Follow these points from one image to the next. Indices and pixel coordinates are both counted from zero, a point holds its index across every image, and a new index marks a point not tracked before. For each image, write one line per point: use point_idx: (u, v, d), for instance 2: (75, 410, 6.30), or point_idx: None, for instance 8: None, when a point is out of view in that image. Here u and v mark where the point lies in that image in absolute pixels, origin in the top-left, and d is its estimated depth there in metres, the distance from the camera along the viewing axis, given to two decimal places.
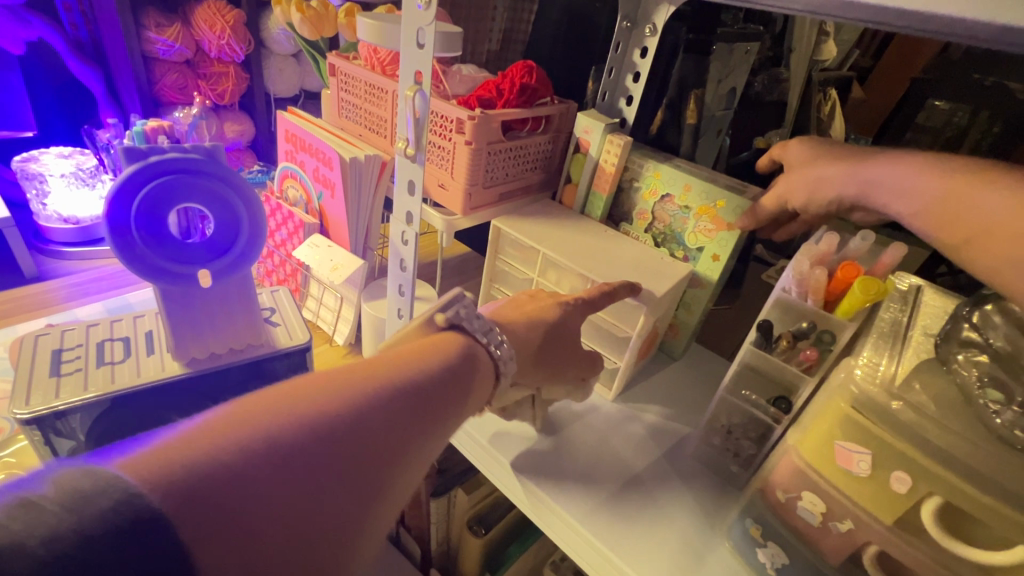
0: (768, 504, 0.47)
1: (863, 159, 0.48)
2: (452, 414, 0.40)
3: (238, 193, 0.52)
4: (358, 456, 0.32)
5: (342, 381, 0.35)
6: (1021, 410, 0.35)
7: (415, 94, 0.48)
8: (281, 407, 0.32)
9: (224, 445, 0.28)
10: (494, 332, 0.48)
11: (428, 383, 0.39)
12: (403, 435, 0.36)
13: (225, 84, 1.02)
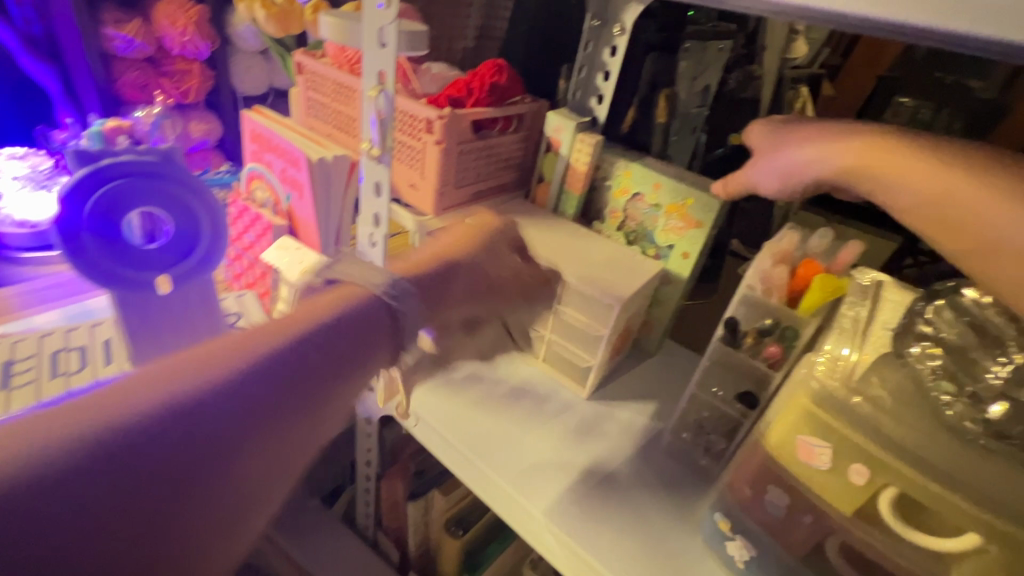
0: (735, 498, 0.48)
1: (853, 141, 0.37)
2: (346, 369, 0.41)
3: (198, 198, 0.51)
4: (231, 429, 0.34)
5: (220, 353, 0.37)
6: (971, 403, 0.37)
7: (378, 94, 0.47)
8: (159, 384, 0.34)
9: (89, 423, 0.31)
10: (401, 283, 0.43)
11: (314, 344, 0.39)
12: (277, 406, 0.37)
13: (189, 82, 0.98)
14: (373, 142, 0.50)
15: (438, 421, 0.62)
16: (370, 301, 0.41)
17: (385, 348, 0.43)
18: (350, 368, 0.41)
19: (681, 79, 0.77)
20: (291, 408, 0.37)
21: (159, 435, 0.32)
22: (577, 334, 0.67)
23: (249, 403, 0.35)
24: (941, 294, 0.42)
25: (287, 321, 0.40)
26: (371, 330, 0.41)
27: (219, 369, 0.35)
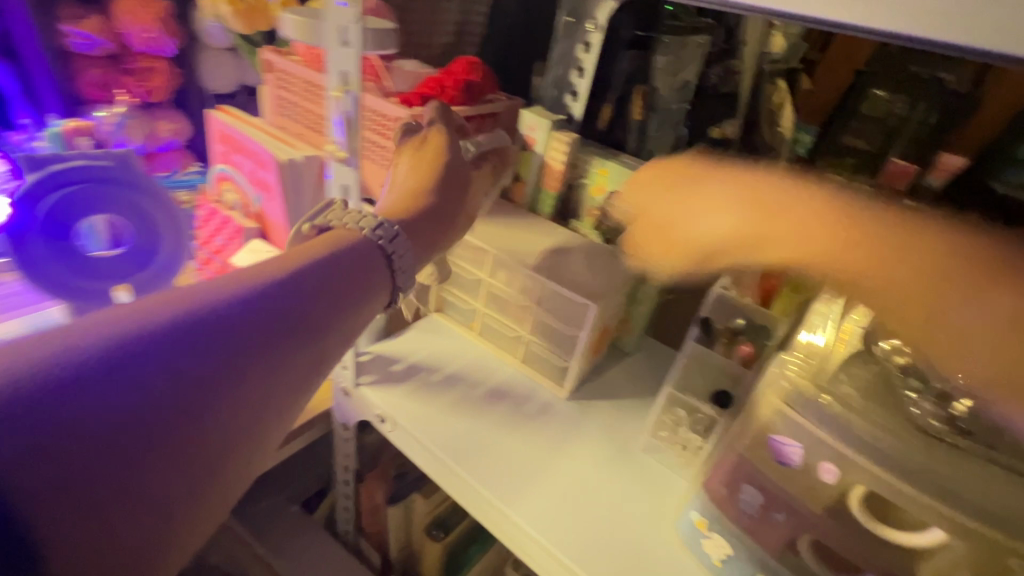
0: (708, 497, 0.48)
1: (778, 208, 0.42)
2: (346, 299, 0.42)
3: (155, 203, 0.52)
4: (233, 351, 0.34)
5: (221, 283, 0.37)
6: (937, 401, 0.39)
7: (343, 95, 0.46)
8: (142, 312, 0.33)
9: (78, 337, 0.30)
10: (387, 225, 0.47)
11: (314, 275, 0.41)
12: (284, 329, 0.37)
13: (154, 80, 0.95)
14: (339, 145, 0.49)
15: (413, 424, 0.61)
16: (362, 242, 0.45)
17: (381, 286, 0.46)
18: (351, 300, 0.43)
19: (663, 75, 0.74)
20: (297, 330, 0.38)
21: (170, 347, 0.32)
22: (555, 336, 0.67)
23: (257, 323, 0.36)
24: None
25: (285, 258, 0.41)
26: (364, 266, 0.45)
27: (226, 293, 0.36)
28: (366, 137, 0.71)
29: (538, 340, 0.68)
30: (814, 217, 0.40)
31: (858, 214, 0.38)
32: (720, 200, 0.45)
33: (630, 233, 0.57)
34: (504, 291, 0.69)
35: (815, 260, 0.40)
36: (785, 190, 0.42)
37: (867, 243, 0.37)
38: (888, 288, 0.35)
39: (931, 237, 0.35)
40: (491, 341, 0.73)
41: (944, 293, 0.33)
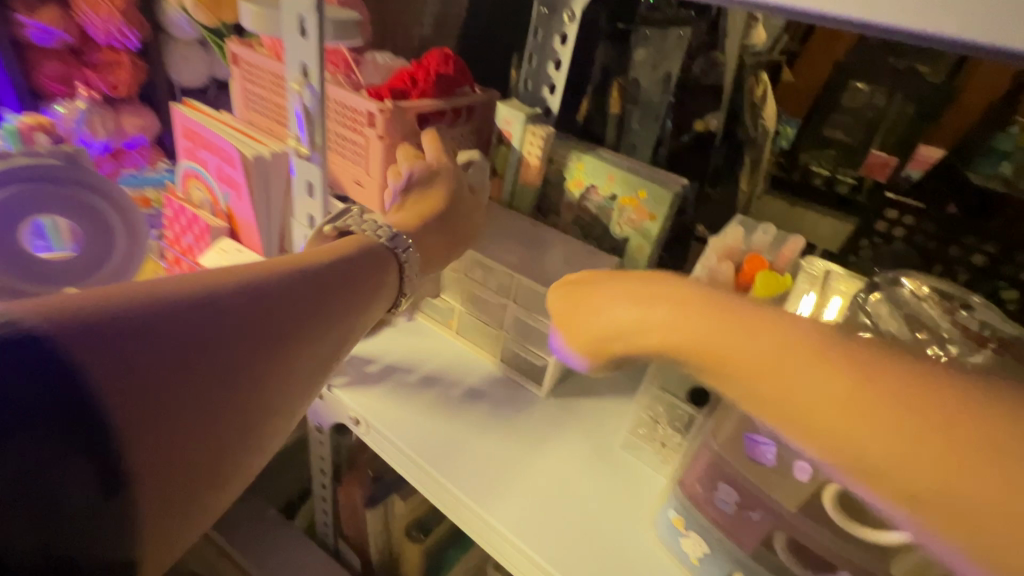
0: (683, 495, 0.48)
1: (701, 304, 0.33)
2: (365, 296, 0.48)
3: (105, 200, 0.57)
4: (262, 326, 0.39)
5: (272, 266, 0.42)
6: None
7: (303, 88, 0.44)
8: (193, 281, 0.37)
9: (138, 295, 0.34)
10: (400, 236, 0.52)
11: (345, 271, 0.46)
12: (316, 315, 0.43)
13: (118, 73, 0.90)
14: (302, 141, 0.48)
15: (388, 427, 0.60)
16: (376, 247, 0.50)
17: (390, 286, 0.51)
18: (369, 296, 0.49)
19: (643, 67, 0.74)
20: (326, 318, 0.44)
21: (228, 318, 0.37)
22: (532, 334, 0.65)
23: (295, 309, 0.42)
24: (881, 287, 0.46)
25: (321, 252, 0.47)
26: (379, 272, 0.50)
27: (275, 276, 0.42)
28: (338, 132, 0.69)
29: (513, 338, 0.67)
30: (779, 340, 0.29)
31: (834, 345, 0.28)
32: (638, 302, 0.36)
33: (602, 295, 0.39)
34: (481, 289, 0.68)
35: (789, 411, 0.28)
36: (726, 299, 0.33)
37: (864, 390, 0.26)
38: (904, 462, 0.24)
39: (934, 379, 0.25)
40: (469, 339, 0.72)
41: (982, 474, 0.23)
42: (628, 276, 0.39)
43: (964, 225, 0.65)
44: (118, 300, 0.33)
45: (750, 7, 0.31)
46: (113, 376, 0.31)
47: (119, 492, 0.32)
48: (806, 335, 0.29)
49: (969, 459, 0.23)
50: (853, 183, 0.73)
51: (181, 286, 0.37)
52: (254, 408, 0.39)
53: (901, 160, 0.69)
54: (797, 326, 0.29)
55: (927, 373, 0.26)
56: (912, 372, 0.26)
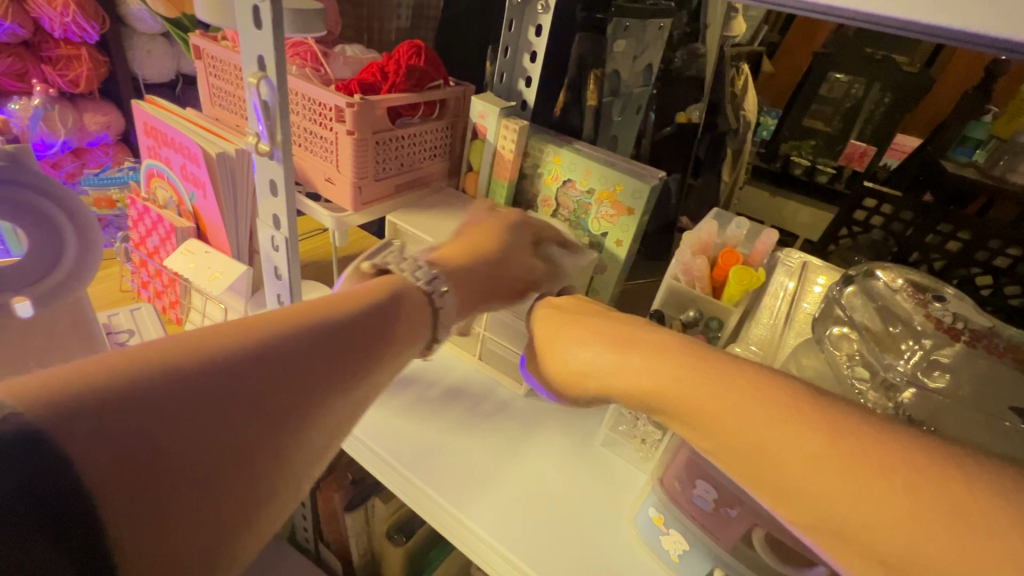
0: (662, 493, 0.47)
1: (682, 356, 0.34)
2: (399, 342, 0.42)
3: (57, 204, 0.51)
4: (280, 382, 0.32)
5: (298, 313, 0.37)
6: (881, 390, 0.39)
7: (259, 82, 0.42)
8: (195, 343, 0.30)
9: (128, 364, 0.27)
10: (437, 278, 0.48)
11: (376, 317, 0.41)
12: (348, 366, 0.37)
13: (78, 68, 0.86)
14: (262, 139, 0.46)
15: (362, 429, 0.59)
16: (414, 292, 0.46)
17: (422, 327, 0.45)
18: (398, 345, 0.42)
19: (624, 58, 0.76)
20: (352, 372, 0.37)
21: (251, 372, 0.31)
22: (510, 333, 0.64)
23: (327, 356, 0.36)
24: (856, 280, 0.45)
25: (348, 296, 0.41)
26: (417, 318, 0.45)
27: (304, 323, 0.36)
28: (307, 128, 0.67)
29: (490, 335, 0.66)
30: (751, 391, 0.30)
31: (804, 399, 0.29)
32: (617, 345, 0.38)
33: (576, 336, 0.42)
34: None
35: (753, 465, 0.28)
36: (704, 352, 0.34)
37: (833, 447, 0.26)
38: (865, 524, 0.24)
39: (902, 442, 0.26)
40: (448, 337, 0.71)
41: (944, 546, 0.22)
42: (609, 322, 0.41)
43: (936, 212, 0.72)
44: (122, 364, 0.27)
45: (827, 17, 0.29)
46: (98, 446, 0.24)
47: None
48: (783, 389, 0.29)
49: (927, 524, 0.23)
50: (833, 172, 0.88)
51: (195, 343, 0.30)
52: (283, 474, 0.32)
53: (878, 150, 0.83)
54: (775, 382, 0.30)
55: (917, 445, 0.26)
56: (874, 431, 0.26)
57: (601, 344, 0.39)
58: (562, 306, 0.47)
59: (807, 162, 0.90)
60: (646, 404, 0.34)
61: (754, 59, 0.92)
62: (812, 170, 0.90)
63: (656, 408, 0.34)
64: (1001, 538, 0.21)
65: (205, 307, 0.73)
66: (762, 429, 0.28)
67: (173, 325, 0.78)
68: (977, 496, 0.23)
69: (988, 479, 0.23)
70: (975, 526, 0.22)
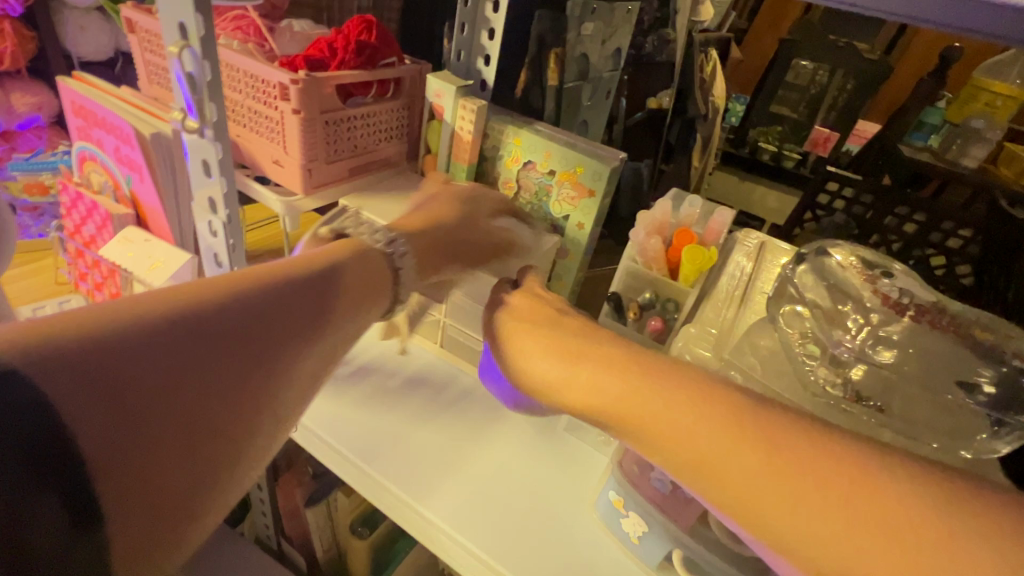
0: (621, 477, 0.47)
1: (631, 363, 0.33)
2: (357, 293, 0.41)
3: None
4: (259, 336, 0.33)
5: (240, 278, 0.35)
6: (831, 367, 0.40)
7: (181, 51, 0.39)
8: (184, 293, 0.32)
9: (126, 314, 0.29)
10: (400, 242, 0.46)
11: (334, 279, 0.39)
12: (302, 321, 0.36)
13: (0, 43, 0.78)
14: (189, 114, 0.43)
15: (313, 419, 0.56)
16: (372, 254, 0.44)
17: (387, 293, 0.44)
18: (369, 300, 0.42)
19: (594, 41, 0.74)
20: (325, 326, 0.38)
21: (198, 333, 0.30)
22: (470, 319, 0.62)
23: (278, 316, 0.35)
24: (808, 258, 0.45)
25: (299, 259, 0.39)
26: (384, 278, 0.44)
27: (253, 286, 0.35)
28: (250, 107, 0.63)
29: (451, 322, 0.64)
30: (698, 403, 0.29)
31: (748, 408, 0.28)
32: (572, 358, 0.36)
33: (523, 340, 0.40)
34: None
35: (701, 479, 0.28)
36: (654, 364, 0.33)
37: (776, 460, 0.26)
38: (809, 536, 0.24)
39: (839, 450, 0.26)
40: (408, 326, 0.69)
41: (881, 538, 0.23)
42: (565, 330, 0.39)
43: (894, 196, 0.77)
44: (56, 339, 0.26)
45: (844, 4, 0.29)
46: (84, 391, 0.26)
47: (96, 526, 0.25)
48: (728, 399, 0.29)
49: (862, 535, 0.23)
50: (799, 157, 0.99)
51: (131, 313, 0.29)
52: (246, 438, 0.32)
53: (840, 135, 0.93)
54: (721, 392, 0.30)
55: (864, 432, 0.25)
56: (813, 436, 0.27)
57: (549, 348, 0.38)
58: (513, 307, 0.45)
59: (774, 147, 1.00)
60: (598, 417, 0.33)
61: (722, 44, 0.95)
62: (779, 155, 1.00)
63: (611, 422, 0.32)
64: (926, 549, 0.22)
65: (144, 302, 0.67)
66: (704, 425, 0.28)
67: None
68: (911, 502, 0.23)
69: (920, 487, 0.24)
70: (908, 537, 0.22)
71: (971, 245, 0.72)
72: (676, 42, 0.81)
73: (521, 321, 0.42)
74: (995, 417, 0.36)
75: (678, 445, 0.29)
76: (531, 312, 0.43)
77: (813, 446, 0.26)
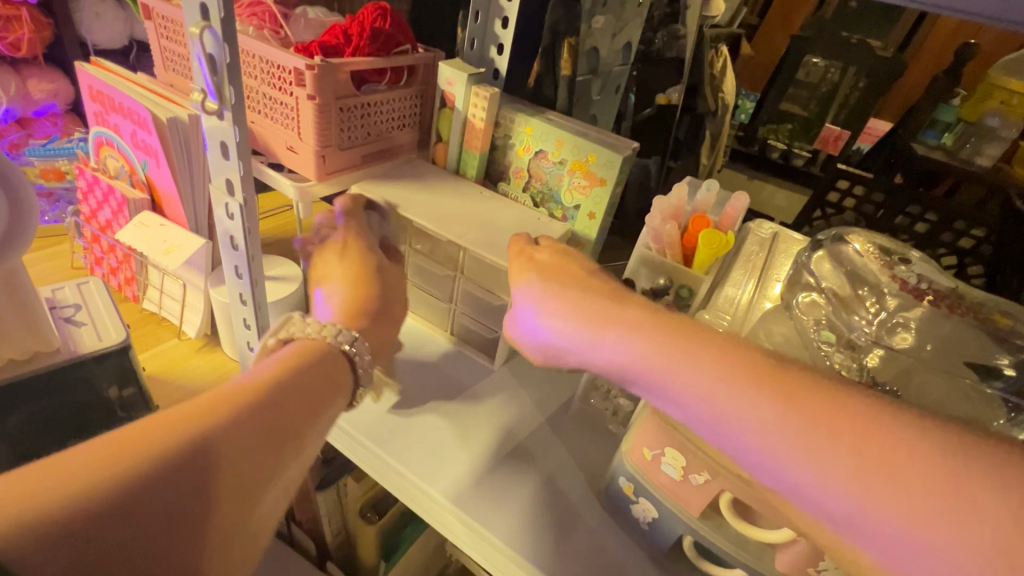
0: (635, 464, 0.47)
1: (657, 321, 0.33)
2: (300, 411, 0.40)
3: None
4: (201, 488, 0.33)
5: (152, 429, 0.33)
6: (847, 353, 0.40)
7: (202, 32, 0.39)
8: (118, 456, 0.31)
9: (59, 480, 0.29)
10: (353, 336, 0.48)
11: (269, 410, 0.38)
12: (249, 456, 0.35)
13: (19, 30, 0.79)
14: (208, 96, 0.43)
15: None
16: (333, 357, 0.45)
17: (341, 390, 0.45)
18: (322, 405, 0.42)
19: (604, 35, 0.73)
20: (278, 448, 0.37)
21: (139, 496, 0.30)
22: (483, 307, 0.63)
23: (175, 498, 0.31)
24: (824, 245, 0.46)
25: (243, 385, 0.39)
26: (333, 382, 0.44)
27: (197, 428, 0.34)
28: (265, 93, 0.63)
29: (465, 309, 0.65)
30: (725, 358, 0.29)
31: (770, 366, 0.29)
32: (598, 322, 0.35)
33: (542, 297, 0.40)
34: (428, 261, 0.65)
35: (723, 435, 0.29)
36: (682, 324, 0.33)
37: (793, 414, 0.27)
38: (829, 489, 0.25)
39: (862, 405, 0.26)
40: (419, 313, 0.69)
41: (904, 490, 0.23)
42: (587, 288, 0.39)
43: (906, 194, 0.78)
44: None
45: None
46: None
47: None
48: (752, 356, 0.29)
49: (875, 484, 0.24)
50: (809, 156, 0.97)
51: (69, 472, 0.30)
52: None
53: (851, 134, 0.93)
54: (748, 349, 0.30)
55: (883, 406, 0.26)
56: (836, 391, 0.27)
57: (568, 308, 0.38)
58: (540, 264, 0.44)
59: (784, 145, 0.99)
60: (624, 375, 0.34)
61: (734, 39, 0.94)
62: (788, 153, 0.99)
63: (634, 378, 0.33)
64: (940, 498, 0.23)
65: (162, 284, 0.71)
66: (731, 378, 0.29)
67: (129, 303, 0.75)
68: (927, 455, 0.24)
69: (940, 442, 0.24)
70: (923, 487, 0.23)
71: (983, 245, 0.76)
72: (687, 38, 0.79)
73: (543, 276, 0.42)
74: (1011, 402, 0.36)
75: (703, 399, 0.29)
76: (552, 270, 0.43)
77: (840, 398, 0.26)
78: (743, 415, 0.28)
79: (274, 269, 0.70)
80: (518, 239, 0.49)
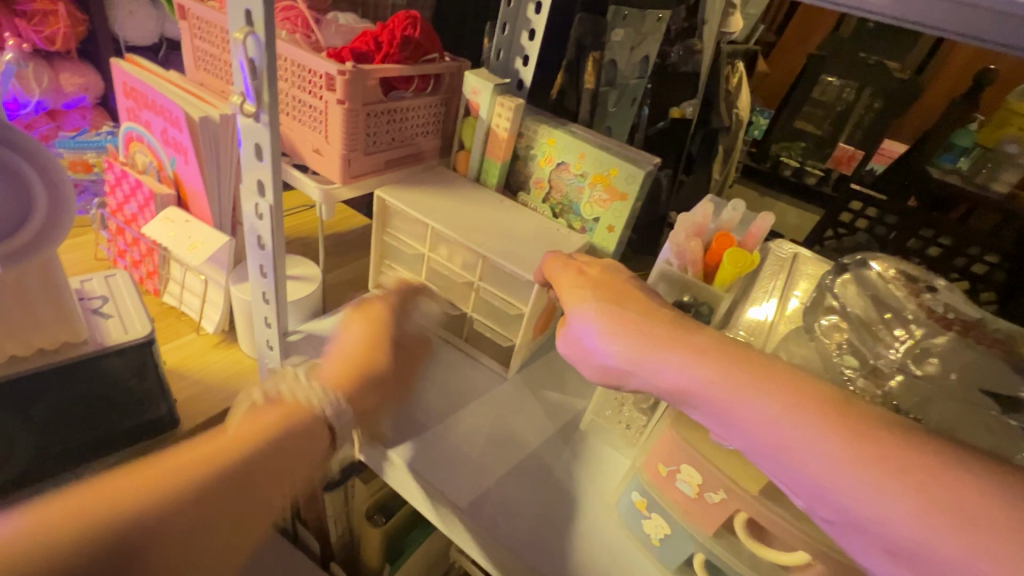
0: (651, 479, 0.46)
1: (722, 349, 0.33)
2: (272, 484, 0.38)
3: (39, 172, 0.44)
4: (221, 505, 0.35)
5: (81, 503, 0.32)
6: (869, 377, 0.40)
7: (245, 37, 0.40)
8: (176, 476, 0.35)
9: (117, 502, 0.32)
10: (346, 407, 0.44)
11: (260, 465, 0.38)
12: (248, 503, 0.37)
13: (54, 25, 0.80)
14: (247, 98, 0.44)
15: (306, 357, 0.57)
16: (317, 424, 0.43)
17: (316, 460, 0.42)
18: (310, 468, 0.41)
19: (623, 47, 0.74)
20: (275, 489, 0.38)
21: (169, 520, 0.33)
22: (499, 314, 0.64)
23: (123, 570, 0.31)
24: (849, 269, 0.47)
25: (248, 429, 0.40)
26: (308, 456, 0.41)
27: (215, 464, 0.36)
28: (295, 95, 0.65)
29: (480, 316, 0.66)
30: (793, 389, 0.30)
31: (835, 399, 0.29)
32: (659, 345, 0.35)
33: (596, 315, 0.40)
34: (446, 267, 0.66)
35: (781, 462, 0.29)
36: (748, 352, 0.33)
37: (854, 447, 0.27)
38: (887, 523, 0.25)
39: (922, 444, 0.26)
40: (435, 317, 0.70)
41: (964, 528, 0.24)
42: (646, 310, 0.39)
43: (920, 219, 0.78)
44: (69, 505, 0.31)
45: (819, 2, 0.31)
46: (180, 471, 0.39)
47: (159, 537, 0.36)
48: (818, 389, 0.30)
49: (940, 522, 0.24)
50: (821, 174, 0.97)
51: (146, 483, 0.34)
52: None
53: (865, 153, 0.92)
54: (809, 380, 0.30)
55: (935, 446, 0.26)
56: (895, 430, 0.27)
57: (622, 325, 0.38)
58: (593, 281, 0.44)
59: (796, 162, 0.99)
60: (682, 398, 0.34)
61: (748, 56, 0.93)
62: (800, 171, 0.99)
63: (690, 401, 0.33)
64: (1007, 540, 0.23)
65: (185, 280, 0.72)
66: (793, 407, 0.29)
67: (150, 296, 0.76)
68: (986, 495, 0.24)
69: (1000, 487, 0.24)
70: (986, 527, 0.23)
71: (998, 271, 0.74)
72: (703, 53, 0.78)
73: (595, 293, 0.42)
74: None
75: (763, 428, 0.30)
76: (603, 287, 0.43)
77: (901, 438, 0.27)
78: (803, 444, 0.28)
79: (294, 270, 0.71)
80: (564, 258, 0.49)
